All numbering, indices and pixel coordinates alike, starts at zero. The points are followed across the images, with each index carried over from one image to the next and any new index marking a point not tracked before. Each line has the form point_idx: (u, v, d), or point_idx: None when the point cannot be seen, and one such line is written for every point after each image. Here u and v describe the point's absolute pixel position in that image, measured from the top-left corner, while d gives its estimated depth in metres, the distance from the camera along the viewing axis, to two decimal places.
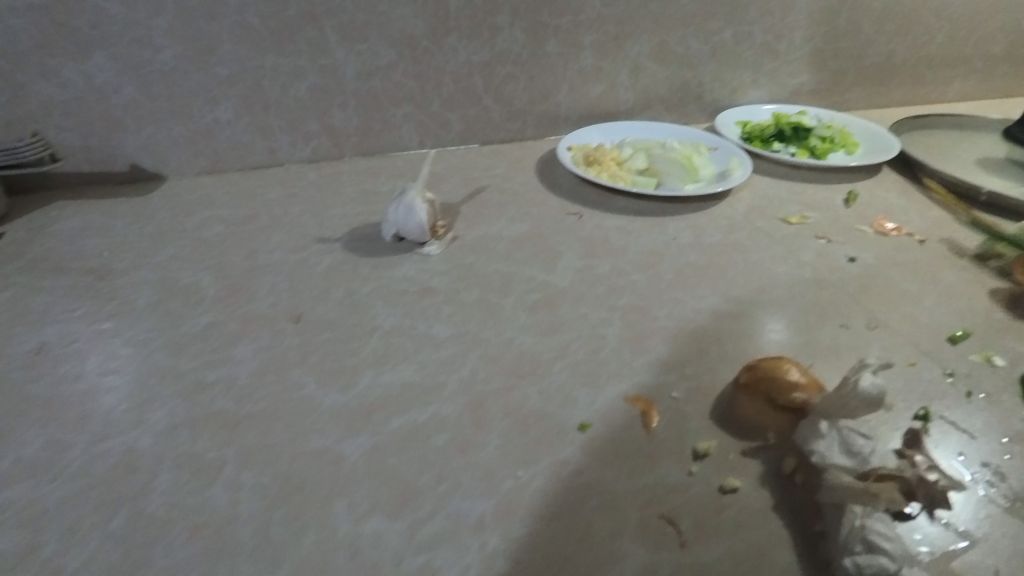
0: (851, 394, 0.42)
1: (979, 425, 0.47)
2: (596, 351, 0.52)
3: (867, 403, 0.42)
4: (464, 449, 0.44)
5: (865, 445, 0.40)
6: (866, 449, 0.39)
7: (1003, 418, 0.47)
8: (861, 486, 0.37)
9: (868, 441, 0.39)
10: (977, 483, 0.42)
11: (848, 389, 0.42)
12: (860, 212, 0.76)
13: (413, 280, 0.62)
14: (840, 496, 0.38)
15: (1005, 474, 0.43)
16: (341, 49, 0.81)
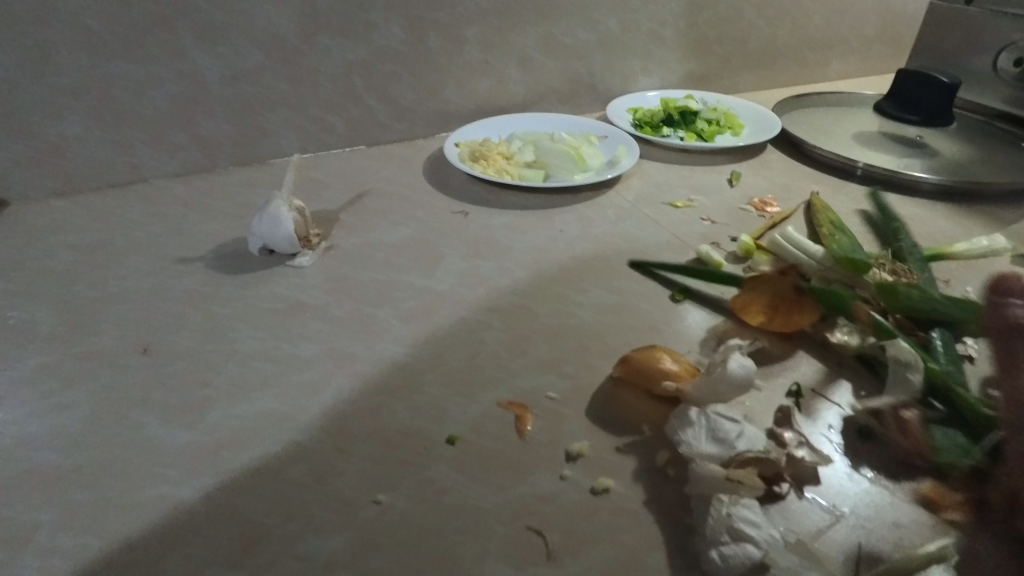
0: (720, 380, 0.42)
1: (847, 397, 0.47)
2: (472, 357, 0.50)
3: (734, 386, 0.42)
4: (320, 479, 0.40)
5: (732, 430, 0.39)
6: (733, 434, 0.39)
7: (870, 388, 0.48)
8: (724, 475, 0.37)
9: (735, 425, 0.39)
10: (845, 455, 0.42)
11: (717, 375, 0.43)
12: (744, 192, 0.77)
13: (282, 297, 0.57)
14: (706, 487, 0.37)
15: (872, 443, 0.43)
16: (200, 52, 0.75)
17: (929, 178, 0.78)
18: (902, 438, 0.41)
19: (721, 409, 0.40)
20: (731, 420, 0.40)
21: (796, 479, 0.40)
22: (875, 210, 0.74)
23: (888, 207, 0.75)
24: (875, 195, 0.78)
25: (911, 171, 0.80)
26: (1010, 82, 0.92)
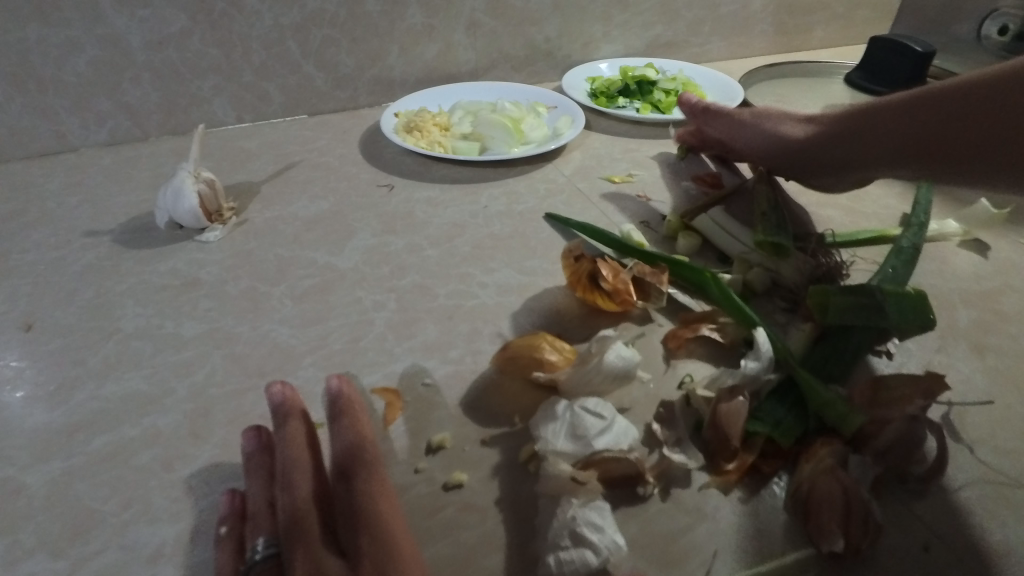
0: (593, 370, 0.40)
1: None
2: (357, 340, 0.48)
3: (609, 377, 0.41)
4: (167, 465, 0.39)
5: (593, 426, 0.37)
6: (590, 431, 0.36)
7: None
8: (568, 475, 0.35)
9: (595, 421, 0.37)
10: None
11: (591, 365, 0.41)
12: (689, 167, 0.74)
13: (179, 273, 0.56)
14: (553, 487, 0.35)
15: None
16: (119, 15, 0.71)
17: None
18: (746, 422, 0.38)
19: (589, 405, 0.38)
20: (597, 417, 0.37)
21: (662, 479, 0.37)
22: None
23: None
24: None
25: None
26: (993, 52, 0.87)
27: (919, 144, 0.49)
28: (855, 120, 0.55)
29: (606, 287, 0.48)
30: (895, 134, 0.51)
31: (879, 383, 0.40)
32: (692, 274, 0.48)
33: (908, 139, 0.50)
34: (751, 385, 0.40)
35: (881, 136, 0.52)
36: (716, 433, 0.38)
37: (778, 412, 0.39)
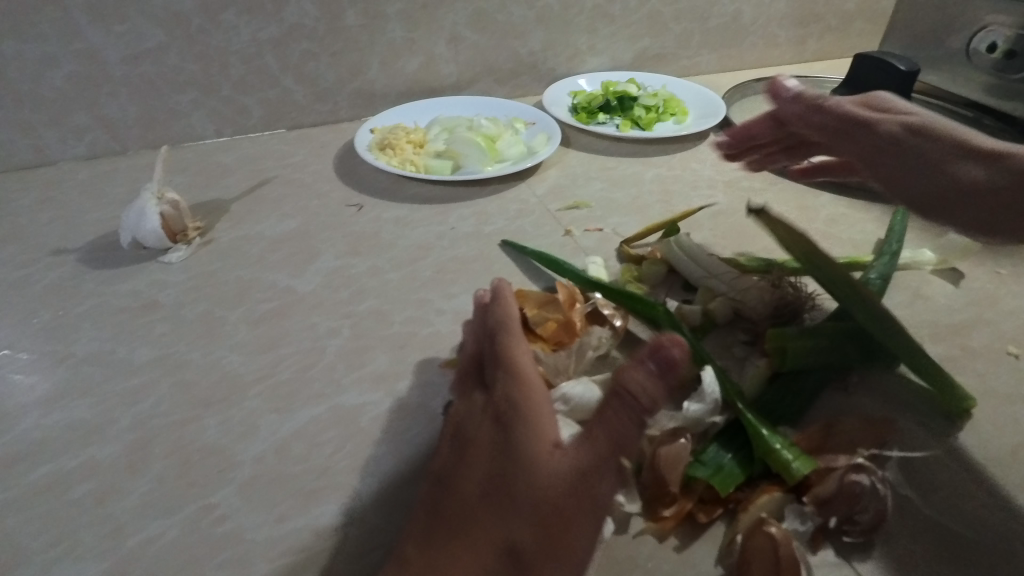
0: None
1: None
2: (306, 368, 0.47)
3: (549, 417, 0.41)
4: (102, 499, 0.39)
5: None
6: None
7: None
8: None
9: None
10: None
11: None
12: (665, 187, 0.73)
13: (140, 294, 0.55)
14: None
15: None
16: (96, 31, 0.71)
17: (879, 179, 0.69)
18: (687, 467, 0.37)
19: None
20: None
21: None
22: (802, 210, 0.69)
23: (818, 207, 0.70)
24: (809, 192, 0.72)
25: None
26: (985, 69, 0.84)
27: (897, 179, 0.53)
28: (881, 143, 0.53)
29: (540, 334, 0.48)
30: (894, 170, 0.53)
31: (829, 429, 0.40)
32: (645, 309, 0.49)
33: (913, 171, 0.51)
34: (694, 427, 0.40)
35: (892, 168, 0.53)
36: (655, 477, 0.37)
37: (721, 456, 0.38)
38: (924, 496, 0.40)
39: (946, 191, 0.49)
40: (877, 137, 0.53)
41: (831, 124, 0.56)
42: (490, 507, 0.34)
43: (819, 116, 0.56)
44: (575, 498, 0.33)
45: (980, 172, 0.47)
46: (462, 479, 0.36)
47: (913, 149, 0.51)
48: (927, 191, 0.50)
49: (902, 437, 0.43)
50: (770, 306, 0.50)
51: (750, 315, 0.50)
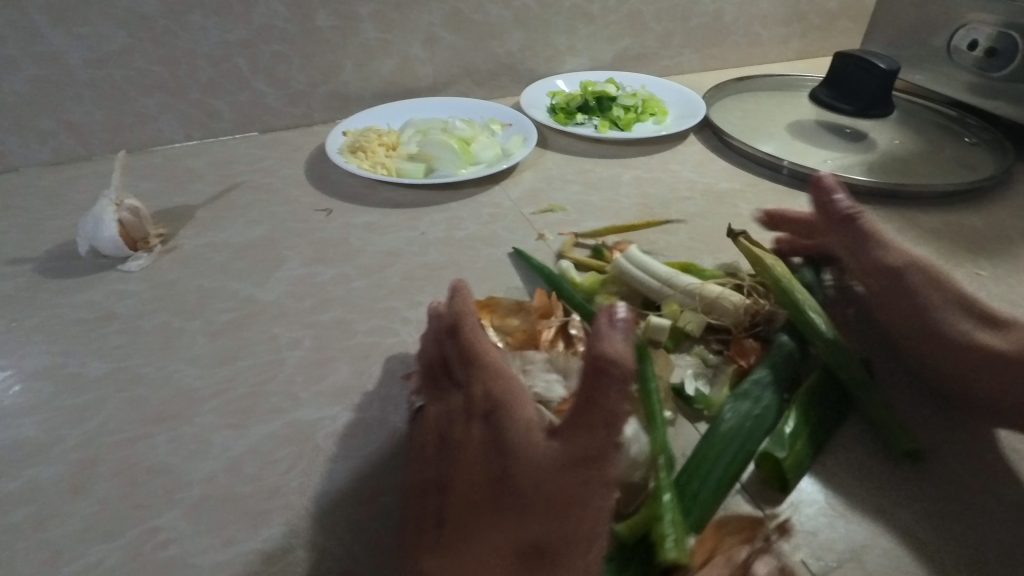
0: None
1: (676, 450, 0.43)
2: (264, 382, 0.46)
3: None
4: (40, 524, 0.37)
5: None
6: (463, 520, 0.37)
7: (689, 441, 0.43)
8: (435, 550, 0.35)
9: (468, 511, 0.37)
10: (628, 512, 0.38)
11: None
12: (642, 190, 0.71)
13: (95, 305, 0.53)
14: None
15: None
16: (57, 33, 0.69)
17: (863, 180, 0.69)
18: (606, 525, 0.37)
19: None
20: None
21: None
22: None
23: (797, 209, 0.68)
24: (788, 194, 0.71)
25: (844, 172, 0.71)
26: (967, 67, 0.83)
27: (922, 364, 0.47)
28: (888, 281, 0.47)
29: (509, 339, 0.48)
30: (914, 342, 0.47)
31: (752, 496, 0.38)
32: None
33: (917, 328, 0.47)
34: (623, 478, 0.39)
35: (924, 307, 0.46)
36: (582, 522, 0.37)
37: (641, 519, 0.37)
38: (875, 514, 0.39)
39: (940, 363, 0.46)
40: (906, 294, 0.47)
41: (839, 228, 0.49)
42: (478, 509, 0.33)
43: (857, 238, 0.48)
44: (491, 457, 0.35)
45: (993, 339, 0.44)
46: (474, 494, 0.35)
47: (924, 356, 0.47)
48: (963, 366, 0.45)
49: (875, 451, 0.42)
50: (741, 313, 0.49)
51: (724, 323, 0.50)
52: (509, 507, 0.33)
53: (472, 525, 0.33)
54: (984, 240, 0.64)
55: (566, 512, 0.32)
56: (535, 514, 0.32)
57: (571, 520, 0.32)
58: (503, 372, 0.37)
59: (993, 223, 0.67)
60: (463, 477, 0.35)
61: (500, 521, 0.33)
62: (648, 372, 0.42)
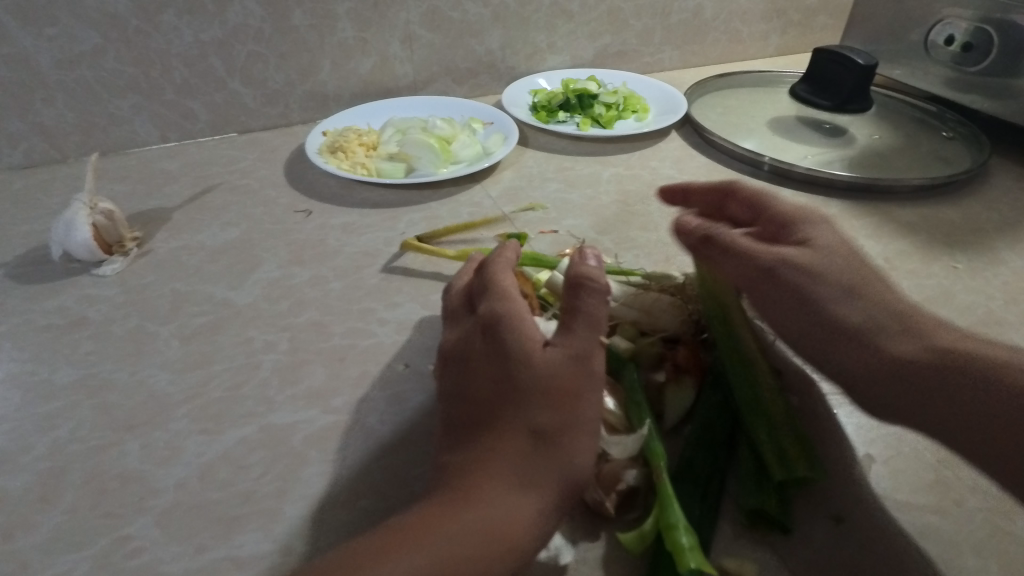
0: None
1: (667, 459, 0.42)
2: (238, 386, 0.45)
3: None
4: (7, 535, 0.36)
5: None
6: None
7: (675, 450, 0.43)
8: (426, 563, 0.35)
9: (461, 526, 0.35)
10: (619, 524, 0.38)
11: None
12: (622, 187, 0.71)
13: (67, 311, 0.53)
14: None
15: None
16: (26, 34, 0.68)
17: (842, 175, 0.69)
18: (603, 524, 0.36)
19: None
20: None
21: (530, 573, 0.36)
22: None
23: None
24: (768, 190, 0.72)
25: (823, 167, 0.71)
26: (943, 62, 0.84)
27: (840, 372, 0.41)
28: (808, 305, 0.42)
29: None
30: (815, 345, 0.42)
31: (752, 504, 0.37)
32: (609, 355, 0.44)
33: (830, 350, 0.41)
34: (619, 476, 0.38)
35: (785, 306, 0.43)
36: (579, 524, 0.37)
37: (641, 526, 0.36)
38: (866, 501, 0.38)
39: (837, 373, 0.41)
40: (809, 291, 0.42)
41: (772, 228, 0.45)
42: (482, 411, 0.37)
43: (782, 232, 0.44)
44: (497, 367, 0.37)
45: (897, 345, 0.39)
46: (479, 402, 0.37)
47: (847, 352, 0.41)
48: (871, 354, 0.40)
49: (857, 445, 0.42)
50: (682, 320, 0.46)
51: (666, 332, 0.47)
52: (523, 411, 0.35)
53: (496, 427, 0.36)
54: (962, 233, 0.64)
55: (560, 402, 0.35)
56: (538, 406, 0.35)
57: (566, 407, 0.35)
58: (506, 285, 0.40)
59: (970, 216, 0.67)
60: (468, 386, 0.38)
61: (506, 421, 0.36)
62: (637, 386, 0.42)
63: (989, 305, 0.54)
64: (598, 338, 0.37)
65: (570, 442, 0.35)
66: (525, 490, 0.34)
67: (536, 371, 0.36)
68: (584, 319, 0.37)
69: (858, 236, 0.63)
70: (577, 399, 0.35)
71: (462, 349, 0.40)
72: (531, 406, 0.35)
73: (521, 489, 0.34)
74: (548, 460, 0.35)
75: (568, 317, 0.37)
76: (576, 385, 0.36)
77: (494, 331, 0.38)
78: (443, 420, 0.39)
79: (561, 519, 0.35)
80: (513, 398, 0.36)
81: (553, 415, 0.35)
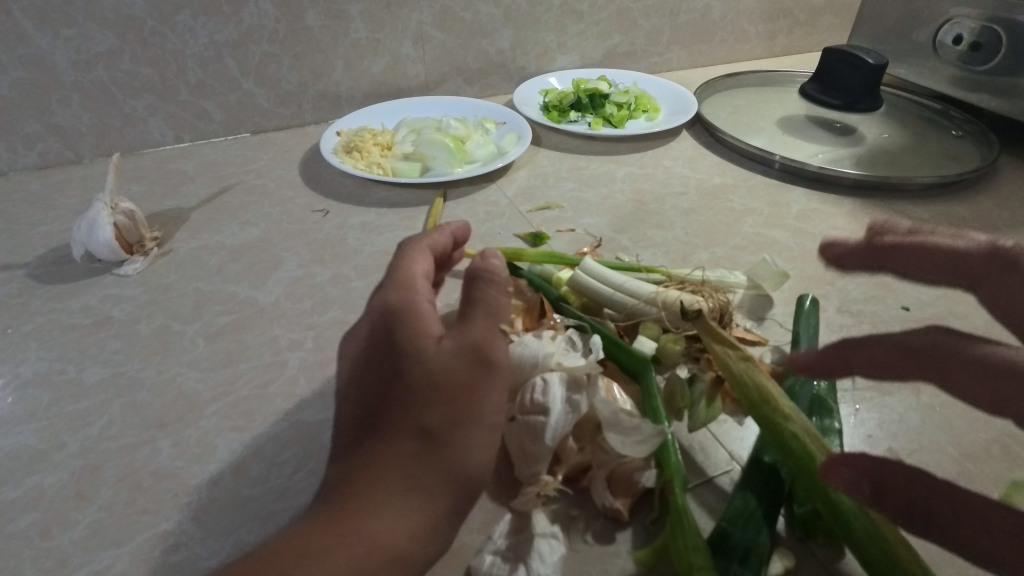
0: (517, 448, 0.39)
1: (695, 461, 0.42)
2: (266, 384, 0.45)
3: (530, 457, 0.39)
4: (46, 532, 0.36)
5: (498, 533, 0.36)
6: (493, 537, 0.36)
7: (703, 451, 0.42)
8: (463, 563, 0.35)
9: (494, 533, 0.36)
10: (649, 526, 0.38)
11: (515, 432, 0.39)
12: (637, 185, 0.72)
13: (91, 310, 0.53)
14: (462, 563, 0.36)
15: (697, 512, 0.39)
16: (43, 35, 0.68)
17: (848, 173, 0.70)
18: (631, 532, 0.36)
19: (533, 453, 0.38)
20: (541, 408, 0.39)
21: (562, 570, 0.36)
22: (773, 206, 0.68)
23: (789, 202, 0.69)
24: (780, 188, 0.72)
25: (833, 165, 0.72)
26: (951, 61, 0.85)
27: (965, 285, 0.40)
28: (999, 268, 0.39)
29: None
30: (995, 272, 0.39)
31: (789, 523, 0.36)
32: (625, 354, 0.43)
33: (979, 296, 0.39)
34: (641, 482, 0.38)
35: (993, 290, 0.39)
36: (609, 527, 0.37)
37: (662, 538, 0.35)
38: None
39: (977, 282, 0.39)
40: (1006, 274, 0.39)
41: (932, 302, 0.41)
42: (380, 407, 0.35)
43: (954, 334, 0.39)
44: (394, 363, 0.35)
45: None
46: (376, 401, 0.35)
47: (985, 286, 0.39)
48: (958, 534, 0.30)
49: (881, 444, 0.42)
50: (706, 318, 0.47)
51: (693, 331, 0.48)
52: (423, 410, 0.33)
53: (386, 428, 0.34)
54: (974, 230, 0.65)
55: (455, 398, 0.34)
56: (428, 404, 0.34)
57: (460, 404, 0.33)
58: (410, 277, 0.40)
59: (981, 214, 0.68)
60: (366, 383, 0.36)
61: (394, 422, 0.34)
62: (656, 390, 0.41)
63: None
64: (497, 329, 0.36)
65: (463, 440, 0.33)
66: (409, 495, 0.32)
67: (430, 367, 0.34)
68: (482, 309, 0.36)
69: None
70: (476, 394, 0.34)
71: (362, 348, 0.38)
72: (422, 405, 0.34)
73: (404, 494, 0.32)
74: (440, 461, 0.33)
75: (467, 310, 0.37)
76: (473, 378, 0.34)
77: (391, 328, 0.37)
78: (341, 426, 0.37)
79: (451, 528, 0.33)
80: (405, 398, 0.34)
81: (445, 410, 0.33)
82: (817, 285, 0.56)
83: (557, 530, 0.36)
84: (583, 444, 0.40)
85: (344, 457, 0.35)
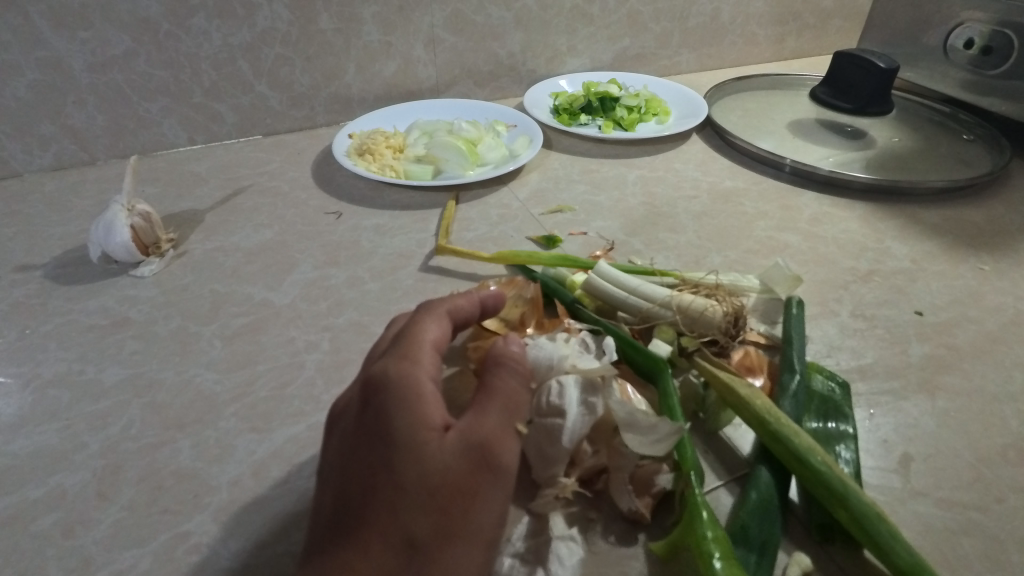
0: (534, 448, 0.39)
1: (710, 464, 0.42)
2: (284, 386, 0.46)
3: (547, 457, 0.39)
4: (69, 531, 0.37)
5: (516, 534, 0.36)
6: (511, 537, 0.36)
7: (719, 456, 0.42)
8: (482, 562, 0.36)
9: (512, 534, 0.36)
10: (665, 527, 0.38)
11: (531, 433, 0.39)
12: (648, 188, 0.72)
13: (109, 311, 0.53)
14: None
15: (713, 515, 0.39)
16: (59, 38, 0.69)
17: (860, 177, 0.70)
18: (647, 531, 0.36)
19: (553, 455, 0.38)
20: (557, 412, 0.39)
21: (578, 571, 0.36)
22: (785, 210, 0.68)
23: (801, 206, 0.69)
24: (792, 192, 0.72)
25: (844, 169, 0.72)
26: (962, 65, 0.85)
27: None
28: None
29: (491, 328, 0.47)
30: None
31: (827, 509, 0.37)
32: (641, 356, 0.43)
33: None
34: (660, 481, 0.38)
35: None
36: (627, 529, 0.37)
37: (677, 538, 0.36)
38: (909, 500, 0.39)
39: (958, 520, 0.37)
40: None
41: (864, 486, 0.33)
42: (367, 503, 0.31)
43: None
44: (389, 454, 0.31)
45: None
46: (362, 494, 0.31)
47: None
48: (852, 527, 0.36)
49: (899, 447, 0.42)
50: (721, 322, 0.47)
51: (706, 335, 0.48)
52: (417, 516, 0.30)
53: (370, 532, 0.30)
54: (986, 235, 0.65)
55: (453, 496, 0.31)
56: (421, 509, 0.30)
57: (458, 512, 0.31)
58: (418, 346, 0.36)
59: (992, 218, 0.68)
60: (351, 470, 0.32)
61: (381, 527, 0.30)
62: (672, 389, 0.41)
63: (1018, 306, 0.55)
64: (512, 424, 0.33)
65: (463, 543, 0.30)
66: None
67: (431, 454, 0.31)
68: (499, 401, 0.34)
69: (884, 238, 0.64)
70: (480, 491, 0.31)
71: (350, 423, 0.34)
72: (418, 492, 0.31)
73: None
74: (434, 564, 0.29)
75: (480, 397, 0.34)
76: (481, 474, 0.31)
77: (389, 406, 0.33)
78: (314, 512, 0.33)
79: None
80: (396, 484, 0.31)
81: (449, 507, 0.30)
82: (830, 289, 0.56)
83: (574, 533, 0.36)
84: (598, 446, 0.40)
85: (315, 554, 0.31)
